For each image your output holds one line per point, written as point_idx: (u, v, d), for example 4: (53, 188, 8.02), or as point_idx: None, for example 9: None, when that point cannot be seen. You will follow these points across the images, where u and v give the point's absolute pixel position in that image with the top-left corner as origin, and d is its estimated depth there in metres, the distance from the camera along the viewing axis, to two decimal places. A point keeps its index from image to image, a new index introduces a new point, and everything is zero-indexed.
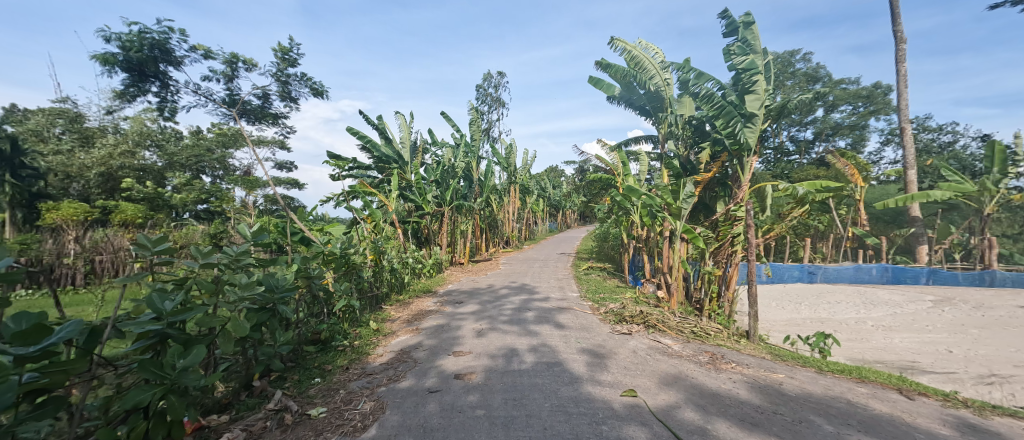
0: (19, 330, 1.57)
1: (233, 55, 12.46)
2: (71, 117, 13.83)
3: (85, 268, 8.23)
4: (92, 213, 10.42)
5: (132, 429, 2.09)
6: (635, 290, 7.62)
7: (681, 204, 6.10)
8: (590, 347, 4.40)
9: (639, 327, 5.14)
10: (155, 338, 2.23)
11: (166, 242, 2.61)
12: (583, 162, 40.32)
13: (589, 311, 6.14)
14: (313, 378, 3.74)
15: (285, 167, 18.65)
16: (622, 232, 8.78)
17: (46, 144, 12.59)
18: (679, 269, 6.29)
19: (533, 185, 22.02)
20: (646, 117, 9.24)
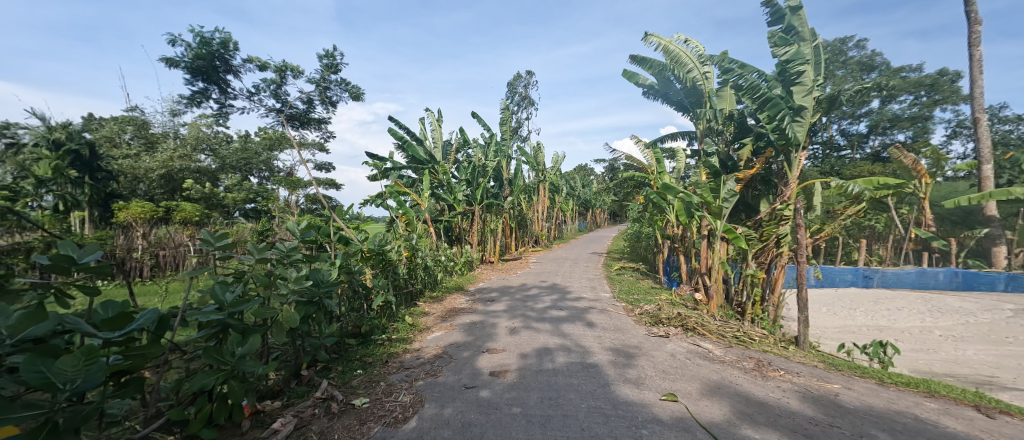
0: (106, 317, 1.75)
1: (283, 63, 13.14)
2: (139, 124, 15.07)
3: (151, 262, 9.02)
4: (157, 212, 11.32)
5: (199, 410, 2.29)
6: (670, 292, 7.42)
7: (722, 202, 5.86)
8: (629, 349, 4.32)
9: (676, 329, 5.00)
10: (218, 327, 2.41)
11: (226, 238, 2.85)
12: (614, 161, 39.72)
13: (623, 312, 6.02)
14: (356, 369, 3.90)
15: (324, 168, 19.46)
16: (656, 231, 8.56)
17: (117, 149, 13.76)
18: (719, 271, 6.04)
19: (563, 185, 21.88)
20: (683, 112, 8.95)
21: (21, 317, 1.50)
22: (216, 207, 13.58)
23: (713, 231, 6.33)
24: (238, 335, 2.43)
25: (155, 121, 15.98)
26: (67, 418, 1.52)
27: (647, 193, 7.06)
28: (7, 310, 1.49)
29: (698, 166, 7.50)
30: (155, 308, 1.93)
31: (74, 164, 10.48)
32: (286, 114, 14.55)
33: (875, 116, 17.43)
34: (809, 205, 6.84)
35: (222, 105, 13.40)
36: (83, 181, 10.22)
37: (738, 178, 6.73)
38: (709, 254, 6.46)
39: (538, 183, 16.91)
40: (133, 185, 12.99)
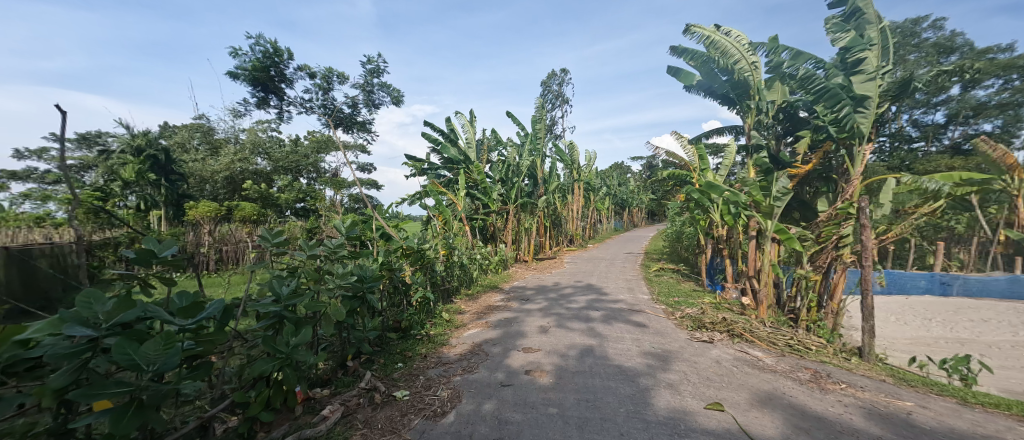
0: (181, 306, 1.91)
1: (329, 69, 13.75)
2: (205, 131, 16.41)
3: (215, 256, 9.81)
4: (221, 211, 12.26)
5: (258, 394, 2.43)
6: (714, 295, 7.09)
7: (773, 201, 5.52)
8: (670, 354, 4.18)
9: (722, 335, 4.77)
10: (274, 318, 2.57)
11: (281, 235, 3.05)
12: (652, 158, 38.61)
13: (663, 314, 5.84)
14: (397, 363, 4.03)
15: (366, 169, 20.24)
16: (699, 230, 8.22)
17: (187, 154, 15.06)
18: (770, 274, 5.70)
19: (599, 184, 21.54)
20: (729, 105, 8.54)
21: (113, 303, 1.66)
22: (271, 206, 14.52)
23: (762, 231, 5.99)
24: (292, 326, 2.58)
25: (219, 127, 17.32)
26: (150, 395, 1.68)
27: (689, 191, 6.79)
28: (100, 297, 1.65)
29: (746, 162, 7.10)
30: (221, 299, 2.08)
31: (152, 168, 11.47)
32: (333, 119, 15.30)
33: (954, 104, 15.77)
34: (876, 203, 6.26)
35: (280, 110, 14.11)
36: (160, 183, 11.27)
37: (792, 175, 6.34)
38: (758, 256, 6.13)
39: (573, 182, 16.74)
40: (201, 186, 14.15)
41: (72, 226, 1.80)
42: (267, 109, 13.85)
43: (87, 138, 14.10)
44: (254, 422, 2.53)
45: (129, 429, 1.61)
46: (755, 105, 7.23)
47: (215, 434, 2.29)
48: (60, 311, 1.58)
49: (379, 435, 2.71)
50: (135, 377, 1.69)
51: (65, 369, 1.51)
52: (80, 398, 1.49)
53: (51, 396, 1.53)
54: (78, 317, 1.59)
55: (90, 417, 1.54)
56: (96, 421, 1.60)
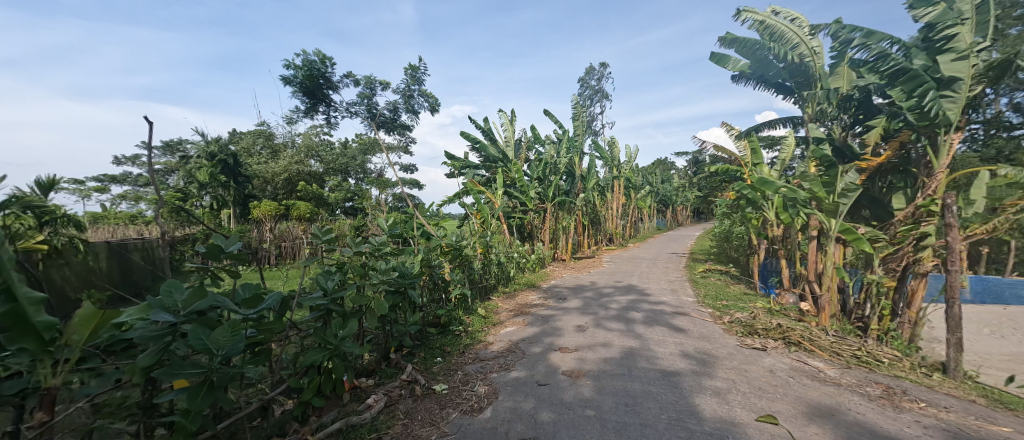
0: (244, 297, 2.05)
1: (371, 76, 14.30)
2: (266, 136, 17.70)
3: (276, 252, 10.58)
4: (281, 209, 13.17)
5: (310, 382, 2.58)
6: (767, 299, 6.67)
7: (837, 198, 5.06)
8: (718, 359, 3.97)
9: (777, 343, 4.48)
10: (324, 310, 2.70)
11: (330, 233, 3.21)
12: (698, 154, 36.96)
13: (710, 318, 5.57)
14: (436, 357, 4.12)
15: (408, 169, 20.92)
16: (750, 230, 7.76)
17: (251, 157, 16.30)
18: (834, 278, 5.26)
19: (641, 182, 20.90)
20: (785, 95, 8.01)
21: (190, 293, 1.83)
22: (323, 205, 15.39)
23: (824, 231, 5.56)
24: (340, 319, 2.70)
25: (278, 132, 18.59)
26: (220, 376, 1.82)
27: (741, 188, 6.40)
28: (179, 287, 1.82)
29: (807, 156, 6.57)
30: (279, 292, 2.21)
31: (223, 170, 12.47)
32: (376, 121, 15.91)
33: None
34: (967, 201, 5.56)
35: (328, 115, 14.84)
36: (230, 184, 12.22)
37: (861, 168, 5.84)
38: (819, 258, 5.70)
39: (613, 179, 16.37)
40: (264, 187, 15.17)
41: (156, 223, 2.01)
42: (316, 115, 14.62)
43: (169, 146, 15.71)
44: (307, 406, 2.69)
45: (203, 406, 1.76)
46: (816, 94, 6.69)
47: (273, 415, 2.47)
48: (147, 299, 1.77)
49: (418, 427, 2.77)
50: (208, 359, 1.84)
51: (153, 351, 1.68)
52: (162, 377, 1.66)
53: (140, 373, 1.71)
54: (162, 304, 1.77)
55: (170, 394, 1.70)
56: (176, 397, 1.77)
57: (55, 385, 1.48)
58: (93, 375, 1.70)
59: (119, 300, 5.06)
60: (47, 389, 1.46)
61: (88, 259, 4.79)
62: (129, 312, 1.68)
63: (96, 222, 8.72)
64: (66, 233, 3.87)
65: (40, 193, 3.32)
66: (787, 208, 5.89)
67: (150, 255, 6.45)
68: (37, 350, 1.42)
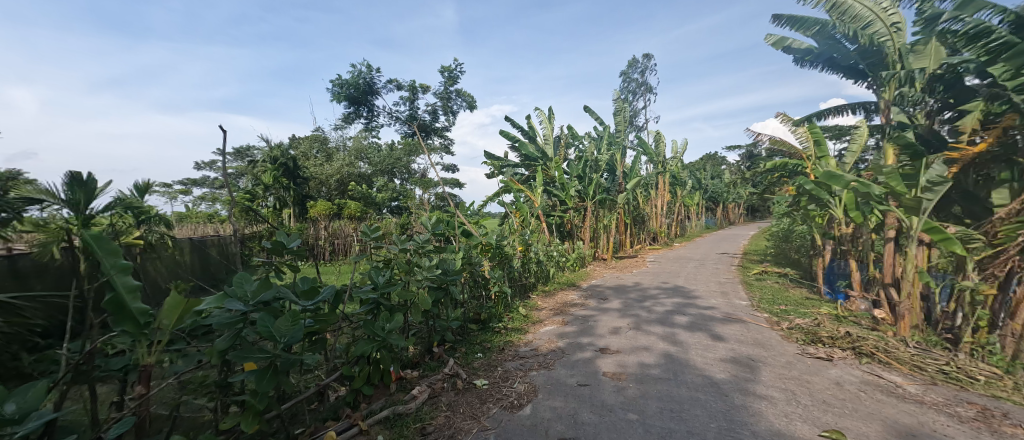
0: (302, 289, 2.18)
1: (414, 81, 14.76)
2: (321, 141, 18.86)
3: (329, 249, 11.23)
4: (333, 208, 13.97)
5: (361, 371, 2.71)
6: (834, 304, 6.15)
7: (921, 193, 4.54)
8: (772, 367, 3.72)
9: (845, 353, 4.11)
10: (373, 304, 2.83)
11: (378, 231, 3.36)
12: (750, 148, 34.83)
13: (766, 324, 5.23)
14: (477, 352, 4.18)
15: (450, 169, 21.42)
16: (814, 229, 7.19)
17: (308, 160, 17.43)
18: (918, 284, 4.74)
19: (687, 178, 20.01)
20: (858, 77, 7.33)
21: (257, 284, 1.97)
22: (371, 204, 16.10)
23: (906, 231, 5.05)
24: (387, 313, 2.80)
25: (331, 136, 19.71)
26: (282, 362, 1.94)
27: (803, 183, 5.95)
28: (248, 279, 1.98)
29: (884, 148, 5.97)
30: (334, 285, 2.33)
31: (284, 173, 13.41)
32: (420, 124, 16.43)
33: None
34: None
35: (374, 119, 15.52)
36: (290, 186, 13.15)
37: (949, 159, 5.20)
38: (898, 261, 5.18)
39: (657, 175, 15.79)
40: (319, 188, 16.16)
41: (230, 221, 2.21)
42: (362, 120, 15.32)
43: (239, 152, 17.18)
44: (358, 394, 2.83)
45: (268, 388, 1.89)
46: (896, 75, 6.04)
47: (329, 399, 2.66)
48: (222, 288, 1.93)
49: (460, 420, 2.82)
50: (272, 345, 1.97)
51: (228, 336, 1.84)
52: (235, 359, 1.80)
53: (217, 356, 1.87)
54: (234, 294, 1.92)
55: (241, 376, 1.84)
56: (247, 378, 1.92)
57: (150, 362, 1.67)
58: (180, 355, 1.92)
59: (199, 289, 5.60)
60: (144, 366, 1.65)
61: (175, 253, 5.31)
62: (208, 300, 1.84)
63: (181, 220, 9.74)
64: (158, 230, 4.25)
65: (138, 194, 3.35)
66: (859, 205, 5.40)
67: (224, 250, 7.08)
68: (134, 332, 1.60)
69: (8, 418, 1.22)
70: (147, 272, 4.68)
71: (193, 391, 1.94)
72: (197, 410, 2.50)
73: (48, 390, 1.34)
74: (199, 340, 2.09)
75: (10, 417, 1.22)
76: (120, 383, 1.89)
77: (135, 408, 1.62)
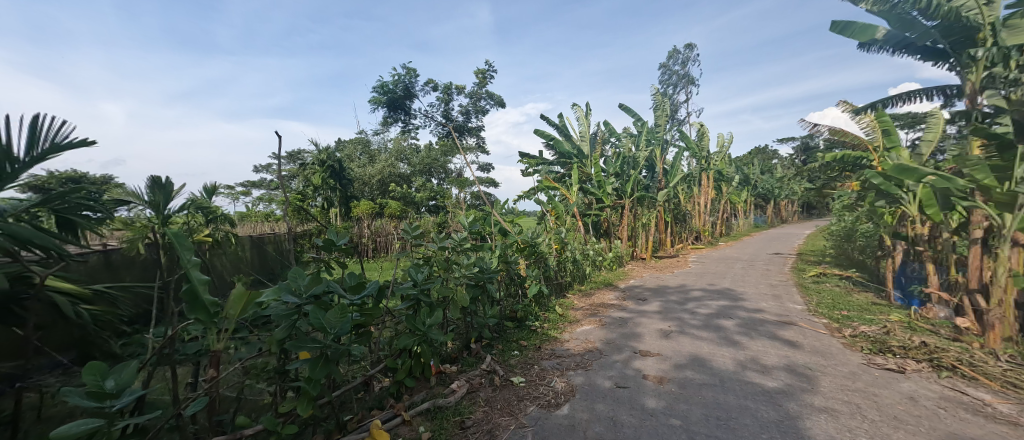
0: (349, 284, 2.27)
1: (449, 82, 15.04)
2: (364, 144, 19.68)
3: (371, 246, 11.71)
4: (375, 208, 14.54)
5: (403, 363, 2.79)
6: (906, 310, 5.61)
7: (1016, 186, 4.01)
8: (832, 377, 3.45)
9: (920, 365, 3.73)
10: (413, 300, 2.90)
11: (419, 229, 3.46)
12: (804, 140, 32.51)
13: (825, 330, 4.86)
14: (513, 350, 4.19)
15: (486, 168, 21.67)
16: (882, 228, 6.58)
17: (353, 161, 18.31)
18: (1012, 289, 4.23)
19: (734, 174, 19.00)
20: (940, 59, 6.52)
21: (310, 278, 2.08)
22: (411, 203, 16.62)
23: (994, 229, 4.53)
24: (427, 309, 2.86)
25: (373, 139, 20.53)
26: (332, 352, 2.05)
27: (870, 177, 5.46)
28: (302, 274, 2.09)
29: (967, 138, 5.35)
30: (378, 280, 2.41)
31: (330, 174, 14.15)
32: (456, 124, 16.73)
33: None
34: None
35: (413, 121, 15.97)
36: (337, 187, 13.87)
37: None
38: (986, 263, 4.65)
39: (700, 171, 15.13)
40: (362, 189, 16.91)
41: (284, 220, 2.35)
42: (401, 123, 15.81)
43: (291, 156, 18.36)
44: (401, 386, 2.92)
45: (321, 376, 1.99)
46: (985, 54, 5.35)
47: (374, 389, 2.78)
48: (278, 282, 2.05)
49: (497, 416, 2.84)
50: (323, 336, 2.08)
51: (285, 327, 1.96)
52: (291, 349, 1.91)
53: (276, 345, 2.00)
54: (290, 288, 2.04)
55: (296, 364, 1.95)
56: (301, 366, 2.04)
57: (218, 348, 1.81)
58: (243, 343, 2.07)
59: (258, 282, 6.05)
60: (214, 351, 1.78)
61: (238, 250, 5.74)
62: (266, 292, 1.96)
63: (243, 219, 10.61)
64: (222, 229, 4.61)
65: (207, 195, 3.65)
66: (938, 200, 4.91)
67: (279, 247, 7.59)
68: (205, 320, 1.72)
69: (106, 393, 1.36)
70: (214, 267, 5.11)
71: (256, 375, 2.09)
72: (259, 394, 2.68)
73: (139, 369, 1.49)
74: (259, 330, 2.24)
75: (108, 392, 1.37)
76: (194, 365, 2.07)
77: (208, 390, 1.77)
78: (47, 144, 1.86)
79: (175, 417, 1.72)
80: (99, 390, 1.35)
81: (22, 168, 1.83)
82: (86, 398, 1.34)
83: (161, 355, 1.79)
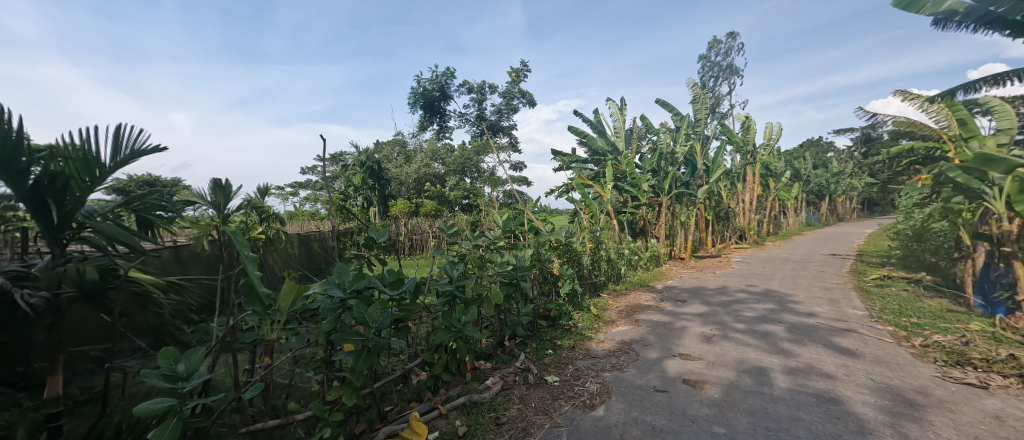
0: (389, 280, 2.34)
1: (483, 82, 15.17)
2: (401, 145, 20.26)
3: (408, 244, 12.02)
4: (411, 207, 14.93)
5: (440, 358, 2.84)
6: (988, 319, 5.05)
7: None
8: (900, 391, 3.16)
9: (1006, 380, 3.35)
10: (450, 296, 2.94)
11: (454, 227, 3.52)
12: (864, 130, 30.07)
13: (891, 339, 4.47)
14: (547, 349, 4.16)
15: (519, 167, 21.70)
16: (960, 227, 5.96)
17: (390, 162, 18.90)
18: None
19: (783, 170, 17.91)
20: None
21: (353, 274, 2.17)
22: (445, 202, 16.92)
23: None
24: (462, 306, 2.90)
25: (409, 140, 21.09)
26: (374, 345, 2.13)
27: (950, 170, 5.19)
28: (346, 270, 2.18)
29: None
30: (416, 276, 2.47)
31: (369, 175, 14.67)
32: (490, 124, 16.85)
33: None
34: None
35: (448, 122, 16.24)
36: (375, 187, 14.37)
37: None
38: None
39: (745, 167, 14.38)
40: (399, 188, 17.42)
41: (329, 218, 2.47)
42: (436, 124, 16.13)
43: (334, 158, 19.23)
44: (437, 380, 2.98)
45: (364, 367, 2.06)
46: None
47: (412, 382, 2.86)
48: (325, 277, 2.15)
49: (532, 414, 2.83)
50: (365, 329, 2.16)
51: (331, 319, 2.06)
52: (336, 340, 2.00)
53: (323, 336, 2.10)
54: (335, 282, 2.12)
55: (341, 355, 2.03)
56: (345, 357, 2.13)
57: (272, 338, 1.92)
58: (293, 334, 2.19)
59: (304, 278, 6.40)
60: (269, 340, 1.90)
61: (288, 247, 6.10)
62: (313, 286, 2.06)
63: (291, 217, 11.23)
64: (274, 228, 4.90)
65: (260, 196, 3.89)
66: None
67: (323, 244, 7.98)
68: (261, 312, 1.84)
69: (179, 375, 1.48)
70: (266, 263, 5.45)
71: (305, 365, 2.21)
72: (307, 383, 2.83)
73: (205, 356, 1.61)
74: (308, 322, 2.35)
75: (180, 375, 1.48)
76: (250, 354, 2.21)
77: (264, 376, 1.88)
78: (129, 151, 2.05)
79: (236, 400, 1.85)
80: (172, 373, 1.47)
81: (111, 171, 2.04)
82: (162, 380, 1.46)
83: (222, 343, 1.92)
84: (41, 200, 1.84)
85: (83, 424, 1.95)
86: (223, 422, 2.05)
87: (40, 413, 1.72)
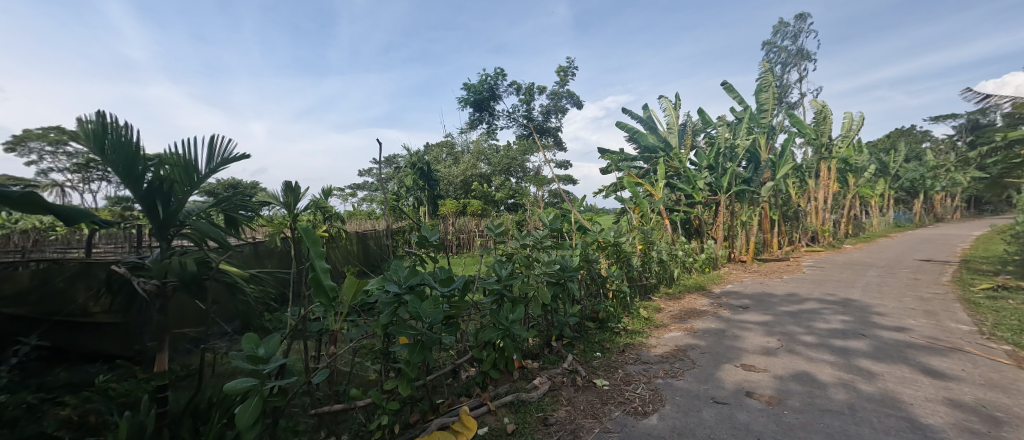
0: (441, 277, 2.40)
1: (531, 82, 15.18)
2: (450, 146, 20.86)
3: (456, 243, 12.34)
4: (459, 206, 15.30)
5: (488, 354, 2.87)
6: None
7: None
8: (1018, 421, 2.72)
9: None
10: (498, 295, 2.97)
11: (501, 226, 3.56)
12: (967, 117, 26.29)
13: (1009, 361, 3.86)
14: (596, 351, 4.09)
15: (565, 166, 21.42)
16: None
17: (440, 163, 19.52)
18: None
19: (863, 165, 16.15)
20: None
21: (409, 271, 2.25)
22: (491, 202, 17.14)
23: None
24: (510, 304, 2.91)
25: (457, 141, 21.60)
26: (427, 339, 2.19)
27: None
28: (402, 266, 2.28)
29: None
30: (466, 274, 2.51)
31: (420, 175, 15.23)
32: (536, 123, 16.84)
33: None
34: None
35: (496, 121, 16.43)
36: (425, 187, 14.90)
37: None
38: None
39: (818, 162, 13.13)
40: (447, 188, 17.93)
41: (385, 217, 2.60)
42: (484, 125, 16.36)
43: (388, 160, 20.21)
44: (485, 377, 3.02)
45: (418, 359, 2.14)
46: None
47: (462, 377, 2.93)
48: (383, 272, 2.26)
49: (581, 417, 2.78)
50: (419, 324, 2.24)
51: (388, 313, 2.16)
52: (393, 333, 2.09)
53: (381, 328, 2.20)
54: (392, 278, 2.23)
55: (396, 347, 2.11)
56: (402, 349, 2.22)
57: (336, 328, 2.04)
58: (353, 325, 2.32)
59: (362, 273, 6.79)
60: (334, 330, 2.02)
61: (348, 243, 6.49)
62: (372, 281, 2.16)
63: (349, 217, 11.99)
64: (336, 226, 5.21)
65: (323, 197, 4.15)
66: None
67: (377, 242, 8.40)
68: (326, 303, 1.96)
69: (260, 358, 1.62)
70: (329, 258, 5.84)
71: (366, 354, 2.34)
72: (365, 371, 2.99)
73: (280, 342, 1.74)
74: (368, 315, 2.49)
75: (261, 357, 1.62)
76: (317, 342, 2.37)
77: (329, 363, 2.01)
78: (221, 158, 2.29)
79: (306, 383, 1.98)
80: (254, 355, 1.61)
81: (206, 177, 2.28)
82: (246, 361, 1.60)
83: (294, 331, 2.08)
84: (153, 202, 2.09)
85: (185, 395, 2.25)
86: (295, 403, 2.25)
87: (151, 385, 2.01)
